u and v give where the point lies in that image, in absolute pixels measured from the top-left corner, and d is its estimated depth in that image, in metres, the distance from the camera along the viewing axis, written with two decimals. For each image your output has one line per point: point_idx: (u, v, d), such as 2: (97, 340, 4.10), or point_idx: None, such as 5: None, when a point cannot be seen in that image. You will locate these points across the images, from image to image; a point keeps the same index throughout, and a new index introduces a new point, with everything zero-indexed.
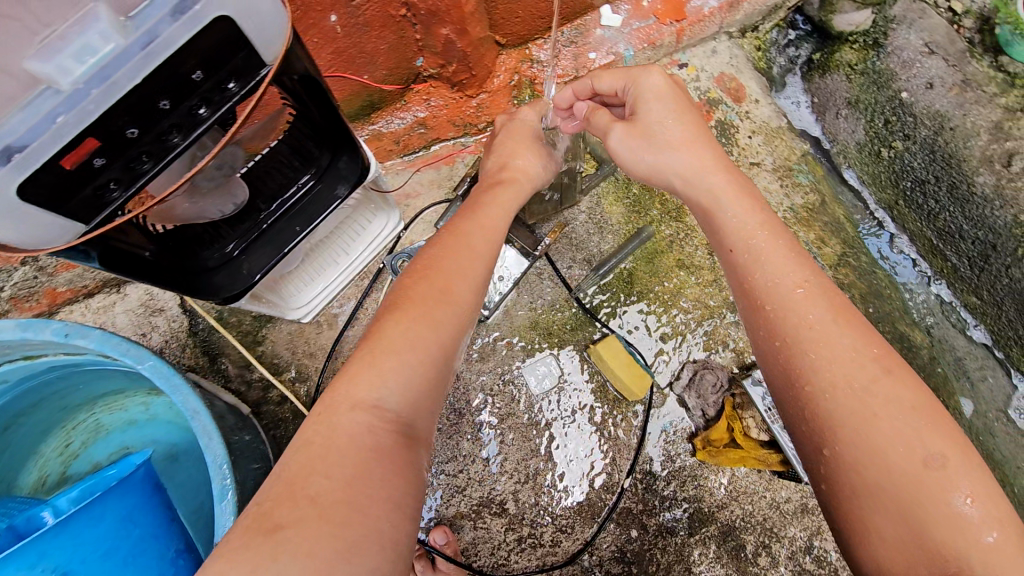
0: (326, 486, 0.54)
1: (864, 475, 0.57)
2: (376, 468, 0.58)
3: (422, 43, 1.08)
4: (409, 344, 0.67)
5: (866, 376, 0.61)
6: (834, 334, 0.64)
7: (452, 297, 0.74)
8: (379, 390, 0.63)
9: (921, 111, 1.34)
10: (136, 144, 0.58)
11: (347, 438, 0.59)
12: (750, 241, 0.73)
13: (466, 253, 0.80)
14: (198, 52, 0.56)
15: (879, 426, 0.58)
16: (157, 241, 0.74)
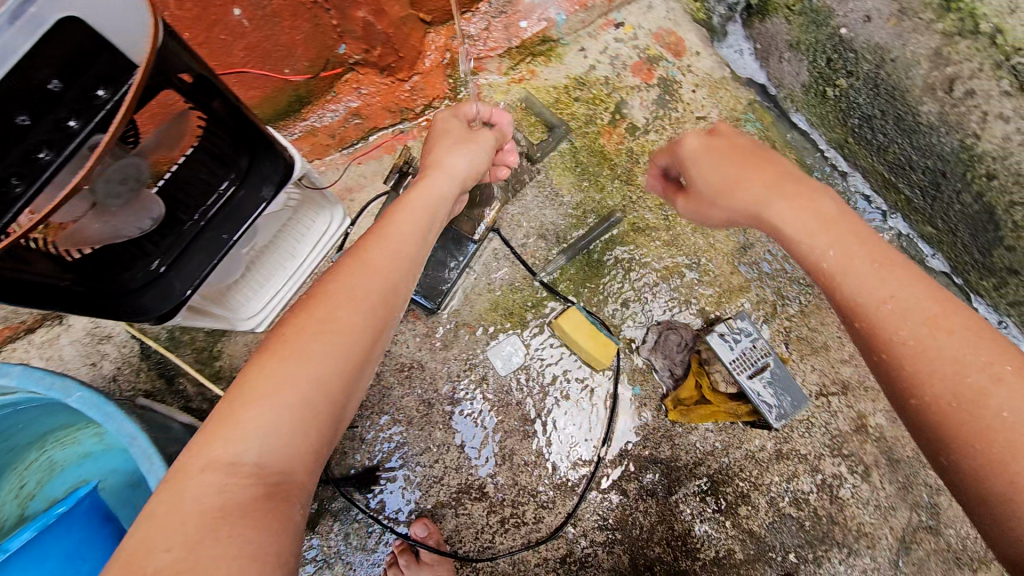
0: (167, 560, 0.51)
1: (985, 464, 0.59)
2: (225, 527, 0.55)
3: (340, 28, 1.04)
4: (274, 387, 0.62)
5: (923, 314, 0.65)
6: (897, 326, 0.65)
7: (331, 327, 0.68)
8: (237, 443, 0.59)
9: (862, 46, 1.24)
10: (1, 165, 0.55)
11: (194, 504, 0.55)
12: (827, 253, 0.73)
13: (356, 275, 0.72)
14: (53, 59, 0.54)
15: (956, 413, 0.61)
16: (74, 269, 0.71)
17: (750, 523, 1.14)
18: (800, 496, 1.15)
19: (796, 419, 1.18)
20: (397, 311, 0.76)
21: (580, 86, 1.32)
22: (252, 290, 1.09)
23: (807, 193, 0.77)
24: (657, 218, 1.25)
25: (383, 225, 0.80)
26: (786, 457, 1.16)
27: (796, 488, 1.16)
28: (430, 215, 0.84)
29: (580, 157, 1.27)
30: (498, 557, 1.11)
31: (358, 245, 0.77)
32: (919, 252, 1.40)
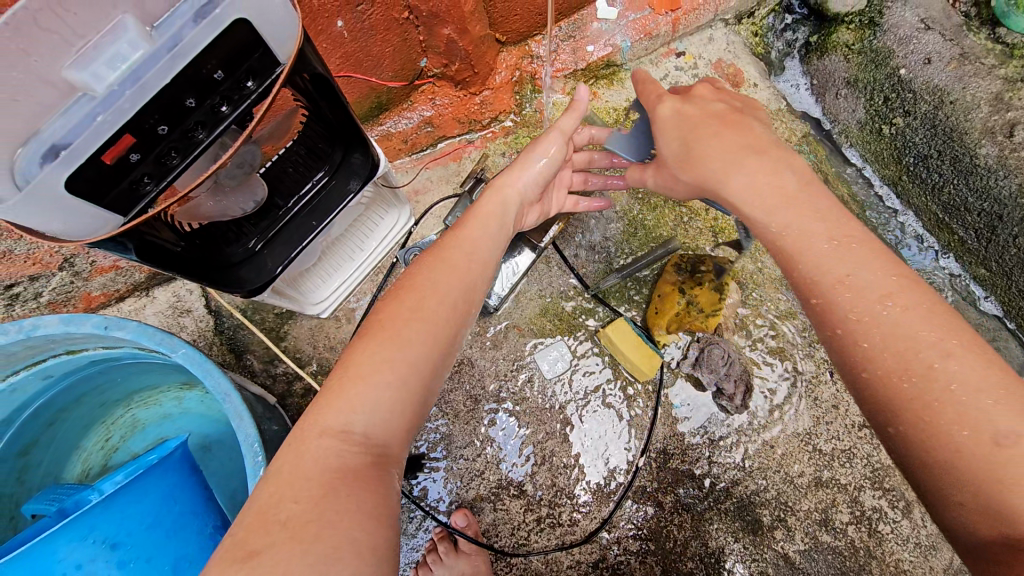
0: (295, 511, 0.56)
1: (928, 433, 0.59)
2: (344, 485, 0.60)
3: (425, 44, 1.13)
4: (378, 368, 0.68)
5: (833, 255, 0.70)
6: (851, 301, 0.67)
7: (423, 315, 0.73)
8: (347, 414, 0.65)
9: (921, 87, 1.33)
10: (165, 140, 0.60)
11: (315, 465, 0.61)
12: (784, 231, 0.75)
13: (442, 269, 0.79)
14: (219, 52, 0.58)
15: (907, 385, 0.61)
16: (186, 239, 0.78)
17: (786, 548, 1.14)
18: (837, 525, 1.15)
19: (837, 448, 1.18)
20: (476, 306, 0.81)
21: None
22: (322, 278, 1.18)
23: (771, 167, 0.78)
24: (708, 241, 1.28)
25: (458, 230, 0.87)
26: (824, 484, 1.17)
27: (834, 517, 1.15)
28: (504, 219, 0.90)
29: None
30: (532, 554, 1.15)
31: (439, 245, 0.84)
32: (972, 294, 1.35)
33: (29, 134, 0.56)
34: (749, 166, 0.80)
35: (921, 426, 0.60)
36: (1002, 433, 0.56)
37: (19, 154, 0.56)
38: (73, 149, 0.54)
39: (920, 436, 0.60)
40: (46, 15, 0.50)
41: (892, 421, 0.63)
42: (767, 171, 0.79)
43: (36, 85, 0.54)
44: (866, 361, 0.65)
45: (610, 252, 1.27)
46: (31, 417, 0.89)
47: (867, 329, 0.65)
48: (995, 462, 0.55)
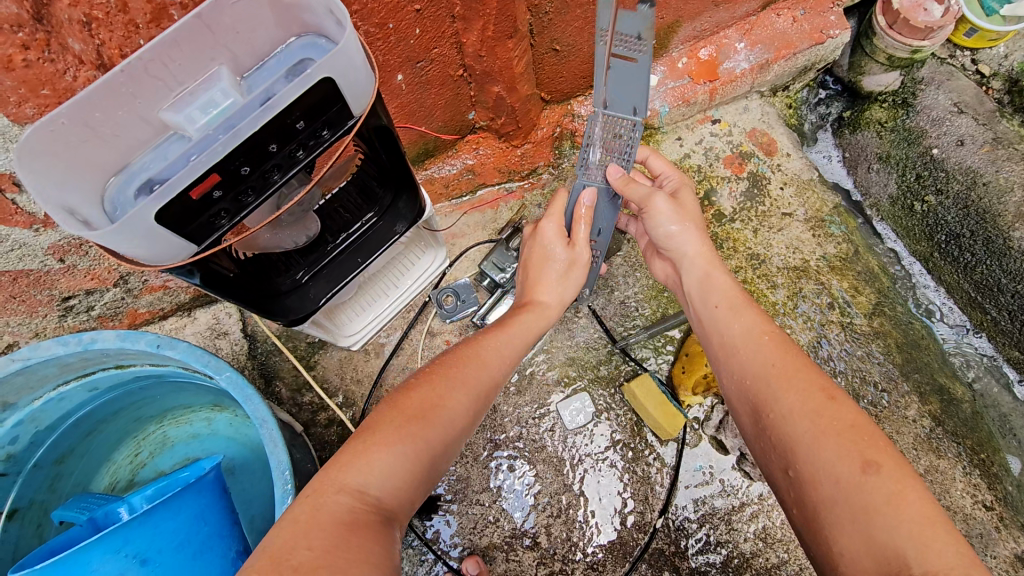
0: (308, 556, 0.55)
1: (813, 467, 0.65)
2: (356, 535, 0.59)
3: (475, 98, 1.19)
4: (403, 440, 0.70)
5: (755, 335, 0.82)
6: (769, 356, 0.78)
7: (447, 402, 0.78)
8: (365, 474, 0.66)
9: (953, 167, 1.37)
10: (245, 180, 0.62)
11: (330, 517, 0.60)
12: (715, 309, 0.90)
13: (472, 368, 0.85)
14: (305, 106, 0.60)
15: (800, 423, 0.69)
16: (240, 266, 0.81)
17: None
18: None
19: None
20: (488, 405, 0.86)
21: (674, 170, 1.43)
22: (355, 312, 1.22)
23: (713, 275, 0.95)
24: None
25: (490, 330, 0.95)
26: None
27: None
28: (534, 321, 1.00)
29: None
30: None
31: (474, 341, 0.91)
32: (1005, 375, 1.34)
33: (123, 165, 0.62)
34: (712, 270, 0.96)
35: (805, 460, 0.66)
36: (870, 463, 0.62)
37: (111, 183, 0.62)
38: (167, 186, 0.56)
39: (808, 472, 0.66)
40: (155, 65, 0.58)
41: (790, 461, 0.69)
42: (716, 277, 0.94)
43: (136, 123, 0.60)
44: (772, 403, 0.73)
45: (639, 308, 1.29)
46: (71, 427, 0.92)
47: (776, 379, 0.75)
48: (858, 486, 0.61)
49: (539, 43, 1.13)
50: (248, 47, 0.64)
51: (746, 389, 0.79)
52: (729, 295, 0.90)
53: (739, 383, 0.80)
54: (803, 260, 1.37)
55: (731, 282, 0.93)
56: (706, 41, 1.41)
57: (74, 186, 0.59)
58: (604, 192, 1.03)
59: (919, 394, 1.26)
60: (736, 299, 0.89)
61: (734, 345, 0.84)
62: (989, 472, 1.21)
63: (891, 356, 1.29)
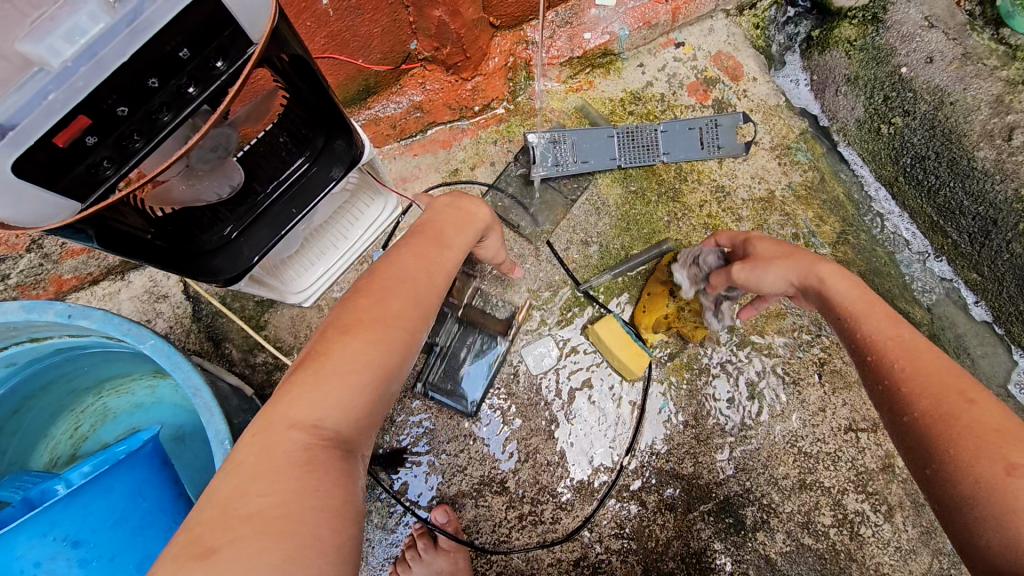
0: (259, 506, 0.52)
1: (960, 472, 0.62)
2: (314, 479, 0.55)
3: (415, 25, 1.08)
4: (356, 368, 0.62)
5: (888, 331, 0.76)
6: (897, 358, 0.73)
7: (396, 309, 0.69)
8: (317, 406, 0.60)
9: (921, 86, 1.33)
10: (126, 122, 0.56)
11: (285, 458, 0.56)
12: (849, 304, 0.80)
13: (411, 266, 0.74)
14: (185, 28, 0.53)
15: (940, 422, 0.66)
16: (157, 225, 0.76)
17: (767, 549, 1.13)
18: (820, 528, 1.13)
19: (823, 451, 1.17)
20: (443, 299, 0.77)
21: (636, 100, 1.34)
22: (303, 267, 1.15)
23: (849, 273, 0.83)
24: (700, 238, 1.29)
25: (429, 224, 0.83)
26: (809, 487, 1.15)
27: (817, 519, 1.14)
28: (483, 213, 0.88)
29: (628, 169, 1.29)
30: (512, 552, 1.13)
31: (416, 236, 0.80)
32: (962, 297, 1.34)
33: None
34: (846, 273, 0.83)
35: (952, 463, 0.63)
36: (1014, 465, 0.60)
37: None
38: (22, 129, 0.50)
39: (949, 468, 0.64)
40: None
41: (934, 459, 0.65)
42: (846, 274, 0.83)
43: None
44: (907, 404, 0.70)
45: (600, 249, 1.25)
46: None
47: (911, 376, 0.71)
48: (998, 489, 0.59)
49: None
50: None
51: (879, 395, 0.74)
52: (856, 288, 0.81)
53: (871, 395, 0.76)
54: (768, 190, 1.33)
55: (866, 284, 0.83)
56: None
57: None
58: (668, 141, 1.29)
59: None
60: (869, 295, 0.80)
61: (860, 352, 0.77)
62: None
63: None
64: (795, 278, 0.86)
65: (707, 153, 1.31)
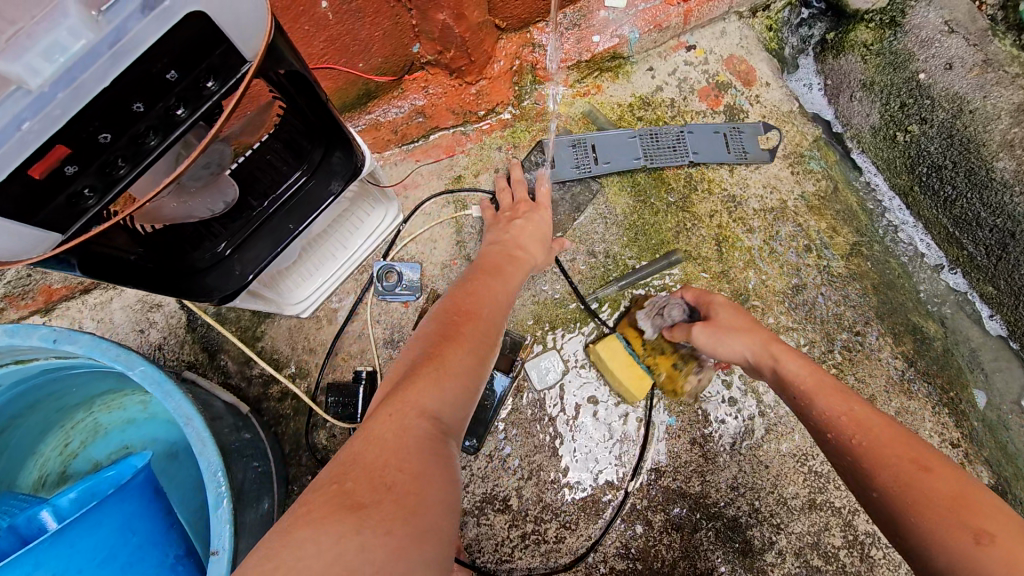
0: (400, 478, 0.55)
1: (932, 551, 0.61)
2: (438, 466, 0.59)
3: (418, 28, 1.04)
4: (461, 374, 0.70)
5: (841, 410, 0.75)
6: (851, 434, 0.72)
7: (485, 335, 0.78)
8: (439, 402, 0.65)
9: (939, 94, 1.29)
10: (108, 149, 0.53)
11: (415, 441, 0.59)
12: (795, 387, 0.81)
13: (489, 301, 0.85)
14: (172, 49, 0.50)
15: (902, 498, 0.65)
16: (145, 243, 0.72)
17: (774, 570, 1.10)
18: (830, 550, 1.11)
19: (834, 470, 1.14)
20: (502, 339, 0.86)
21: (645, 105, 1.30)
22: (302, 277, 1.12)
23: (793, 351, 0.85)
24: (710, 249, 1.25)
25: (493, 264, 0.95)
26: (819, 507, 1.12)
27: (826, 541, 1.11)
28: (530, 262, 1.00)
29: (636, 177, 1.25)
30: (515, 572, 1.11)
31: (484, 275, 0.91)
32: (976, 311, 1.30)
33: None
34: (782, 347, 0.86)
35: (921, 541, 0.62)
36: (983, 533, 0.58)
37: None
38: None
39: (921, 547, 0.62)
40: None
41: (907, 538, 0.64)
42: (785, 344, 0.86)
43: None
44: (871, 483, 0.69)
45: (608, 260, 1.21)
46: None
47: (869, 454, 0.70)
48: (974, 566, 0.57)
49: None
50: None
51: (846, 475, 0.73)
52: (803, 362, 0.83)
53: (838, 472, 0.75)
54: (780, 200, 1.29)
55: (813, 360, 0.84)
56: None
57: None
58: (692, 145, 1.27)
59: (893, 335, 1.24)
60: (818, 372, 0.82)
61: (822, 432, 0.77)
62: (957, 410, 1.21)
63: (868, 296, 1.26)
64: (751, 356, 0.88)
65: (734, 158, 1.28)
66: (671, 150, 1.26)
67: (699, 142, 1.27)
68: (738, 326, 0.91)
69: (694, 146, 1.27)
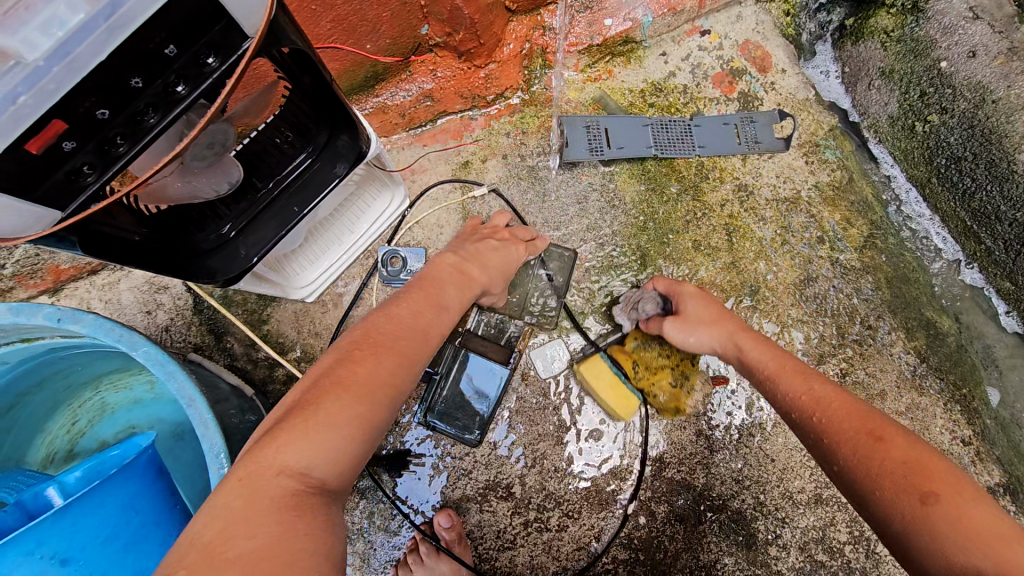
0: (250, 548, 0.47)
1: (888, 514, 0.61)
2: (301, 527, 0.50)
3: (427, 9, 1.02)
4: (346, 417, 0.58)
5: (801, 390, 0.78)
6: (814, 410, 0.75)
7: (388, 357, 0.67)
8: (305, 453, 0.55)
9: (961, 83, 1.25)
10: (107, 126, 0.53)
11: (272, 502, 0.50)
12: (763, 371, 0.85)
13: (405, 315, 0.74)
14: (168, 24, 0.49)
15: (858, 470, 0.66)
16: (149, 224, 0.72)
17: (778, 563, 1.10)
18: (835, 545, 1.10)
19: None
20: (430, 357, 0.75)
21: (657, 91, 1.28)
22: (308, 261, 1.11)
23: (765, 340, 0.90)
24: (720, 239, 1.23)
25: (427, 274, 0.85)
26: (825, 502, 1.11)
27: (831, 536, 1.11)
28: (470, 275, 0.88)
29: (646, 164, 1.23)
30: (517, 559, 1.11)
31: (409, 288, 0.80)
32: (992, 306, 1.27)
33: None
34: (748, 338, 0.91)
35: (882, 506, 0.62)
36: (930, 495, 0.59)
37: None
38: None
39: (879, 509, 0.62)
40: None
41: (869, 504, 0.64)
42: (750, 333, 0.92)
43: None
44: (832, 456, 0.70)
45: (616, 248, 1.20)
46: None
47: (826, 429, 0.71)
48: (925, 524, 0.58)
49: None
50: None
51: (817, 454, 0.74)
52: (770, 351, 0.87)
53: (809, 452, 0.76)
54: (794, 190, 1.27)
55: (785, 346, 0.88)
56: None
57: None
58: (703, 133, 1.25)
59: (906, 330, 1.22)
60: (786, 358, 0.85)
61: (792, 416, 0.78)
62: (969, 407, 1.19)
63: (882, 290, 1.24)
64: (720, 344, 0.94)
65: (745, 149, 1.26)
66: (682, 140, 1.24)
67: (712, 130, 1.26)
68: (701, 319, 0.97)
69: (707, 136, 1.25)
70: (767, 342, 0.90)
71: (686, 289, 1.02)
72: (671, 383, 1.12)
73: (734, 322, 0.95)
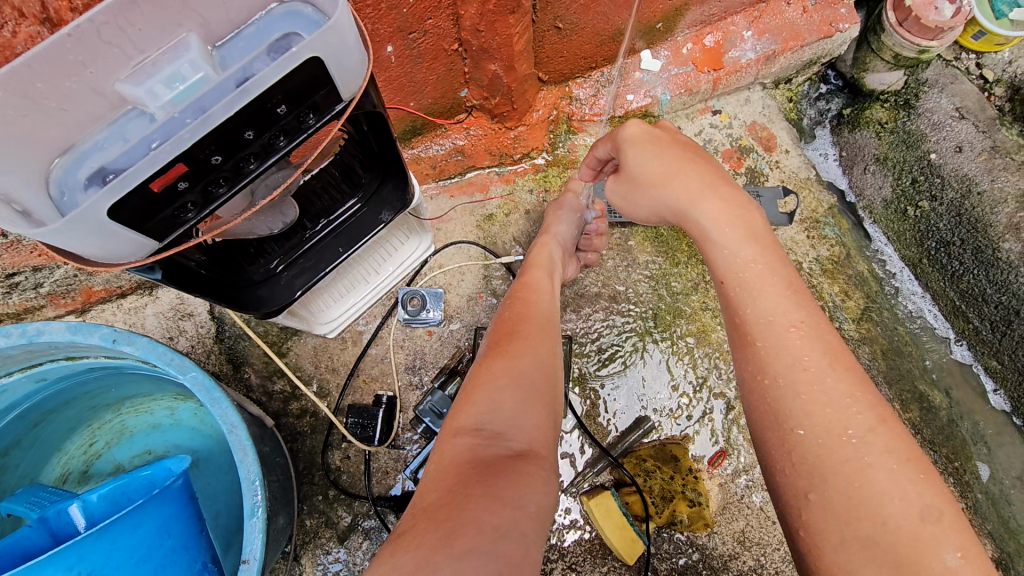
0: (434, 496, 0.61)
1: (854, 502, 0.58)
2: (475, 474, 0.63)
3: (469, 76, 1.11)
4: (498, 381, 0.76)
5: (784, 323, 0.69)
6: (798, 351, 0.67)
7: (516, 333, 0.86)
8: (475, 412, 0.72)
9: (949, 174, 1.36)
10: (215, 170, 0.58)
11: (454, 457, 0.66)
12: (725, 277, 0.75)
13: (518, 305, 0.93)
14: (287, 88, 0.55)
15: (846, 449, 0.61)
16: (207, 253, 0.75)
17: None
18: None
19: None
20: (558, 328, 0.92)
21: None
22: (333, 298, 1.16)
23: (738, 205, 0.78)
24: None
25: (521, 274, 1.03)
26: None
27: None
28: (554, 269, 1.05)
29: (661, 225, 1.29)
30: None
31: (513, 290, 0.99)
32: (980, 383, 1.34)
33: (69, 145, 0.54)
34: (715, 199, 0.79)
35: (857, 492, 0.59)
36: (930, 510, 0.57)
37: (57, 164, 0.53)
38: (123, 178, 0.50)
39: (842, 501, 0.59)
40: (110, 29, 0.49)
41: (814, 484, 0.61)
42: (711, 200, 0.79)
43: (88, 96, 0.52)
44: (798, 417, 0.64)
45: (628, 305, 1.25)
46: (15, 419, 0.84)
47: (809, 382, 0.65)
48: (901, 530, 0.56)
49: (541, 20, 1.05)
50: (224, 12, 0.54)
51: (753, 393, 0.70)
52: (756, 247, 0.75)
53: (741, 374, 0.72)
54: (796, 261, 1.35)
55: (764, 219, 0.77)
56: (712, 26, 1.33)
57: (9, 169, 0.50)
58: None
59: (901, 401, 1.27)
60: (773, 263, 0.74)
61: (750, 336, 0.71)
62: (962, 480, 1.23)
63: (877, 361, 1.29)
64: (673, 212, 0.83)
65: None
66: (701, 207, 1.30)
67: None
68: (650, 181, 0.84)
69: None
70: (738, 211, 0.78)
71: (629, 133, 0.88)
72: (690, 506, 1.13)
73: (693, 177, 0.81)
